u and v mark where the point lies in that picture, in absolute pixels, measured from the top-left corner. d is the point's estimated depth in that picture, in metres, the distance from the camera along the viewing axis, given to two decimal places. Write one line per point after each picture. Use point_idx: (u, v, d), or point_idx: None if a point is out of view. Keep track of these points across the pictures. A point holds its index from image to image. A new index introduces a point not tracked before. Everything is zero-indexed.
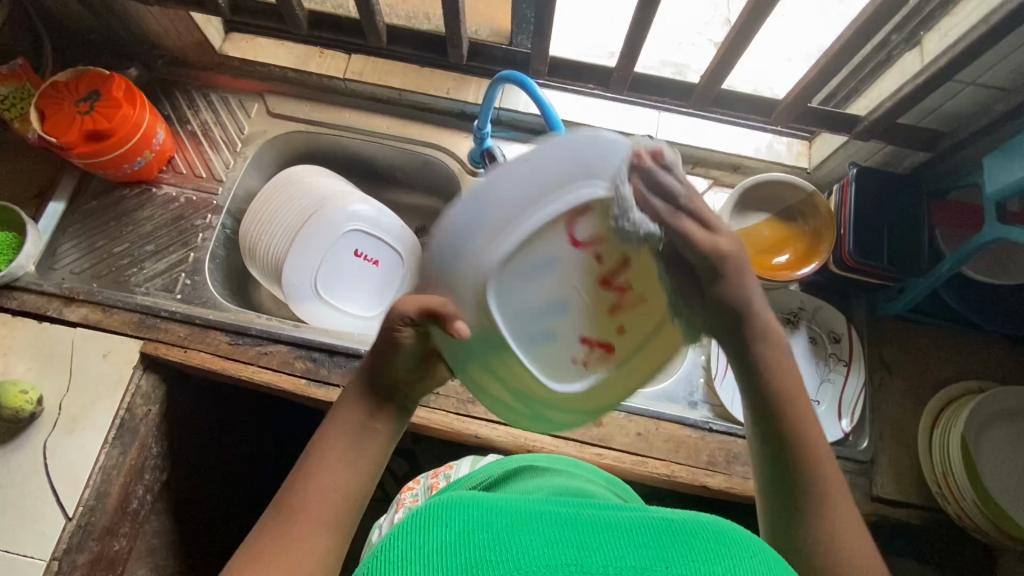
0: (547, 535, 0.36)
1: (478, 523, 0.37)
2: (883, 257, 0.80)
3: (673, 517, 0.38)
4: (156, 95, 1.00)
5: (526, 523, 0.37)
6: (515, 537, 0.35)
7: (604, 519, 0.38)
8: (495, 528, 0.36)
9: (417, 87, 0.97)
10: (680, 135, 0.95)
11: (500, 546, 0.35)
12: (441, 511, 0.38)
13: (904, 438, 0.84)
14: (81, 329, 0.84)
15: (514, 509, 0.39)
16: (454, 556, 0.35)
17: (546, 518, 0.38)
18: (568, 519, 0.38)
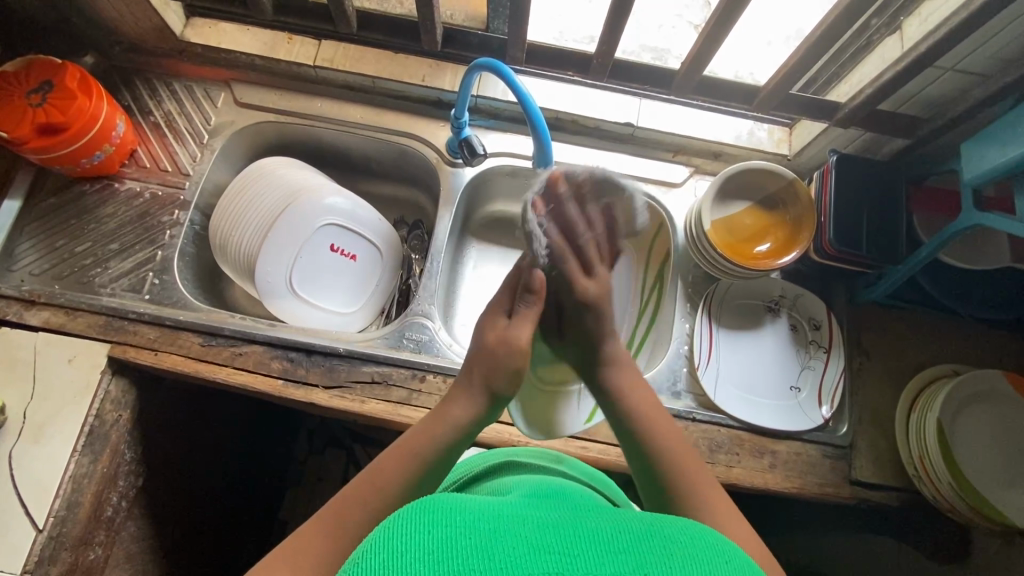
0: (531, 539, 0.35)
1: (459, 528, 0.36)
2: (862, 245, 0.80)
3: (652, 522, 0.38)
4: (115, 85, 0.95)
5: (508, 527, 0.36)
6: (498, 543, 0.34)
7: (586, 524, 0.37)
8: (475, 533, 0.35)
9: (390, 74, 0.94)
10: (661, 122, 0.93)
11: (485, 553, 0.34)
12: (422, 516, 0.37)
13: (882, 422, 0.85)
14: (43, 334, 0.81)
15: (495, 512, 0.38)
16: (435, 564, 0.33)
17: (526, 522, 0.37)
18: (549, 524, 0.37)
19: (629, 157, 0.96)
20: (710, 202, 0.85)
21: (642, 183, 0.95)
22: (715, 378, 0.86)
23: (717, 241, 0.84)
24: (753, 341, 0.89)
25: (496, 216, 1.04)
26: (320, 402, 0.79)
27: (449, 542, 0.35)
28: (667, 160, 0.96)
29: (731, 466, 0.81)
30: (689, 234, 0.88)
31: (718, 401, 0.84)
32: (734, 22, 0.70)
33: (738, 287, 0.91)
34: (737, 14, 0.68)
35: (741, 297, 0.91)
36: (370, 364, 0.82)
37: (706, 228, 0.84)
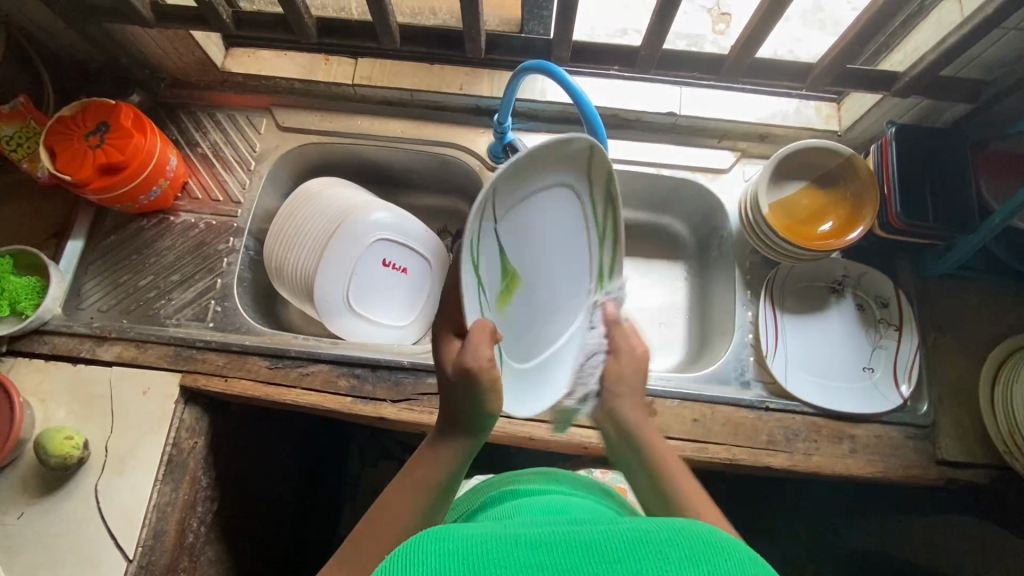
0: (521, 563, 0.34)
1: (457, 554, 0.35)
2: (928, 217, 0.77)
3: (649, 525, 0.36)
4: (162, 120, 0.97)
5: (500, 551, 0.35)
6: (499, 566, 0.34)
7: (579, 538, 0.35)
8: (473, 558, 0.34)
9: (429, 85, 0.94)
10: (703, 109, 0.92)
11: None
12: (424, 542, 0.36)
13: (964, 398, 0.82)
14: (117, 368, 0.83)
15: (493, 535, 0.37)
16: None
17: (523, 544, 0.35)
18: (543, 542, 0.36)
19: (674, 147, 0.95)
20: (765, 184, 0.83)
21: (688, 172, 0.94)
22: (784, 363, 0.84)
23: (777, 225, 0.82)
24: (819, 323, 0.87)
25: None
26: (390, 416, 0.80)
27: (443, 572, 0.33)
28: (712, 146, 0.95)
29: (810, 454, 0.79)
30: (744, 218, 0.86)
31: (790, 387, 0.82)
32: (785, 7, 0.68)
33: (799, 270, 0.89)
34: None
35: (802, 280, 0.89)
36: (436, 375, 0.82)
37: (764, 212, 0.82)
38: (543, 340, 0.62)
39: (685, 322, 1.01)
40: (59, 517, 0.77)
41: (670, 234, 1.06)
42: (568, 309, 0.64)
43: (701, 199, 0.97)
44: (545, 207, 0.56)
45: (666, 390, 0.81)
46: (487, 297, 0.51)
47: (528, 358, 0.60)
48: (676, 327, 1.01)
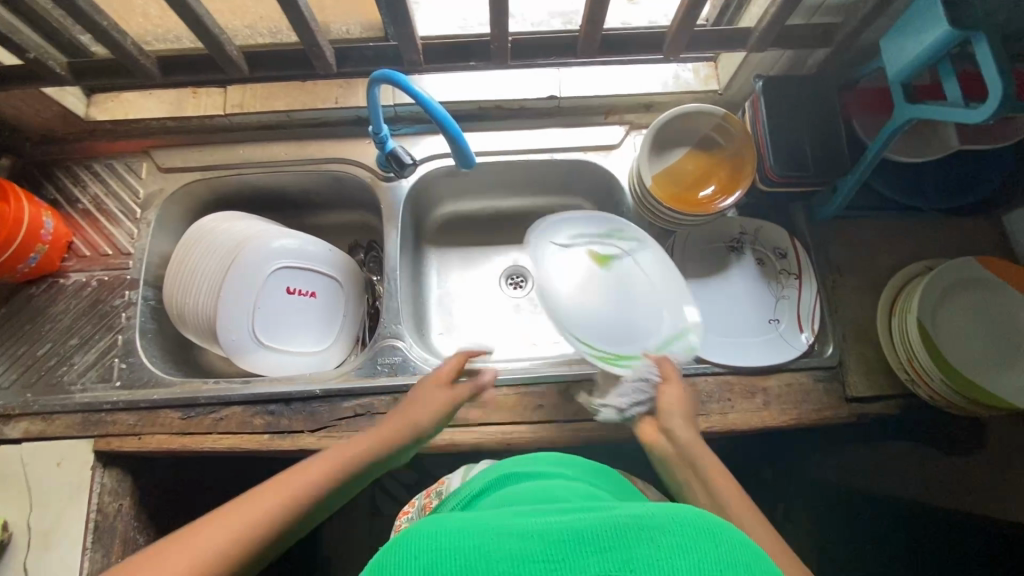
0: (513, 550, 0.37)
1: (445, 552, 0.37)
2: (804, 166, 0.78)
3: (641, 513, 0.40)
4: (37, 181, 0.94)
5: (493, 541, 0.38)
6: (494, 560, 0.37)
7: (571, 525, 0.39)
8: (463, 553, 0.37)
9: (303, 104, 0.92)
10: (583, 87, 0.92)
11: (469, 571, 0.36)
12: (413, 538, 0.39)
13: (867, 335, 0.84)
14: (26, 444, 0.81)
15: (483, 527, 0.40)
16: None
17: (513, 534, 0.39)
18: (541, 534, 0.39)
19: (561, 129, 0.95)
20: (646, 155, 0.83)
21: (579, 152, 0.94)
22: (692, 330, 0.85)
23: (662, 196, 0.82)
24: (722, 284, 0.88)
25: (451, 217, 1.08)
26: (310, 446, 0.80)
27: (432, 565, 0.37)
28: (599, 123, 0.94)
29: (726, 413, 0.80)
30: (634, 192, 0.86)
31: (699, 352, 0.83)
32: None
33: (697, 235, 0.90)
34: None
35: (701, 244, 0.90)
36: (351, 398, 0.82)
37: (648, 184, 0.82)
38: (629, 340, 0.80)
39: None
40: None
41: None
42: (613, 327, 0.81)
43: (601, 178, 0.97)
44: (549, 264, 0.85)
45: (580, 375, 0.83)
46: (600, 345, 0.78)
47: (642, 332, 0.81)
48: None
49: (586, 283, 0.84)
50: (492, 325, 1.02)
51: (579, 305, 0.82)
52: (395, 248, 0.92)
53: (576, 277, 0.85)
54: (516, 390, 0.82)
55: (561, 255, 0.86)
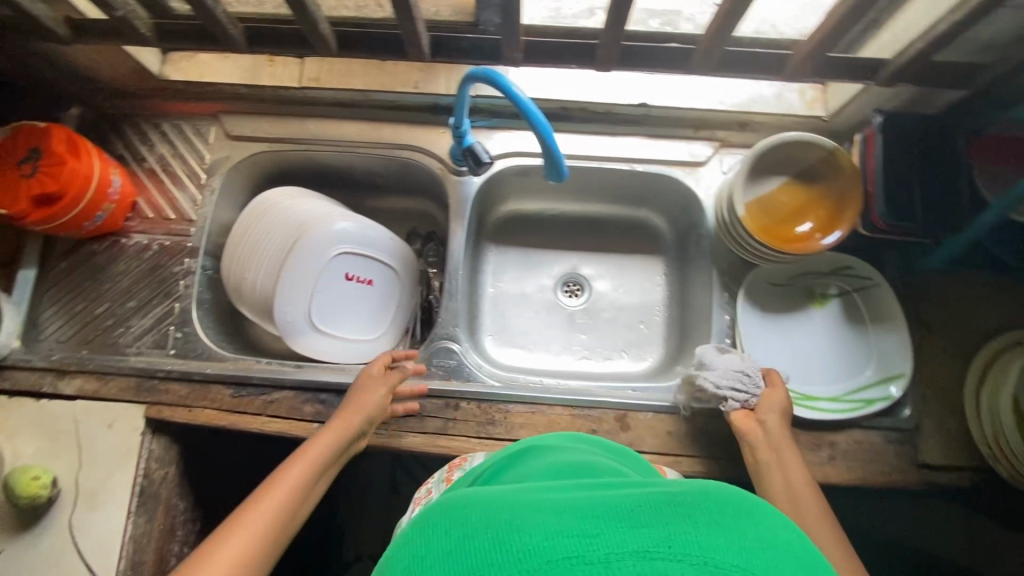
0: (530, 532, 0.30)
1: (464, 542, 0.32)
2: (914, 216, 0.72)
3: (677, 495, 0.32)
4: (105, 135, 0.92)
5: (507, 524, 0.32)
6: (505, 534, 0.30)
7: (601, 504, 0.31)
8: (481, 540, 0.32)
9: (381, 85, 0.88)
10: (677, 98, 0.86)
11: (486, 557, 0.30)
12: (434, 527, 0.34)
13: (949, 400, 0.79)
14: (80, 401, 0.82)
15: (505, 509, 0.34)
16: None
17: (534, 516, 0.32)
18: (564, 512, 0.31)
19: (646, 140, 0.89)
20: (741, 182, 0.78)
21: (661, 166, 0.89)
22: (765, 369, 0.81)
23: (753, 227, 0.77)
24: (799, 323, 0.84)
25: (514, 215, 1.04)
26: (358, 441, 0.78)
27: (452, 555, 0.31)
28: (688, 138, 0.88)
29: None
30: (721, 218, 0.82)
31: None
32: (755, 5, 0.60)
33: (783, 267, 0.84)
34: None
35: (784, 276, 0.85)
36: (402, 398, 0.80)
37: (740, 214, 0.76)
38: (824, 386, 0.81)
39: (664, 319, 0.98)
40: (35, 554, 0.77)
41: (653, 232, 1.01)
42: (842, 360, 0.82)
43: (681, 196, 0.91)
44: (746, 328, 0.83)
45: (640, 403, 0.80)
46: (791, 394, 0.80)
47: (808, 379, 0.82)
48: (655, 327, 0.98)
49: (758, 347, 0.82)
50: (545, 333, 0.99)
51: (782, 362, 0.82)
52: (459, 249, 0.89)
53: (773, 339, 0.83)
54: (571, 410, 0.79)
55: (774, 306, 0.84)
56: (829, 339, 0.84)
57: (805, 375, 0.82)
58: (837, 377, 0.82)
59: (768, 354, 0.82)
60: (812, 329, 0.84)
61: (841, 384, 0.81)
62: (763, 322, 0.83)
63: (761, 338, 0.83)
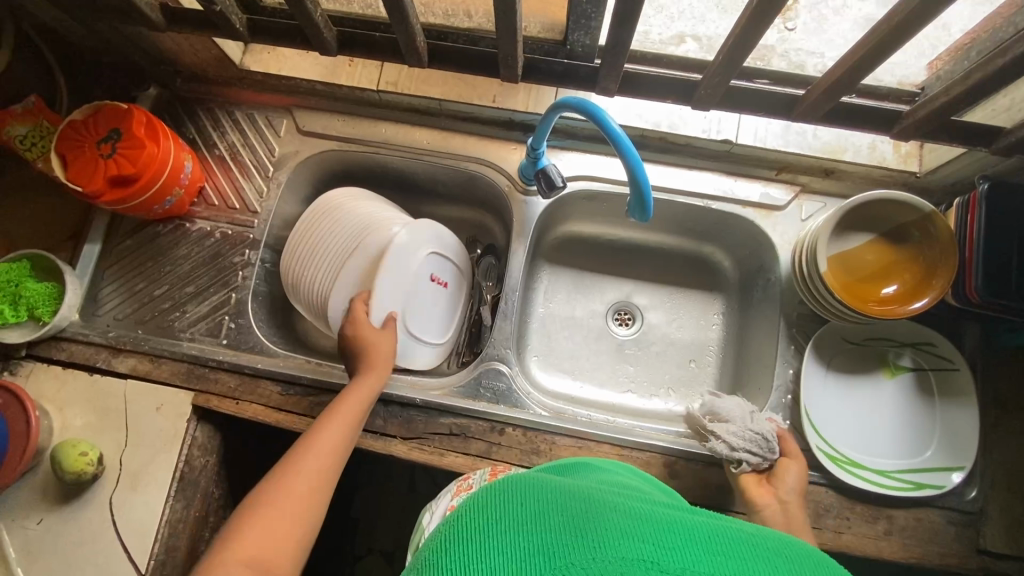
0: (624, 527, 0.35)
1: (556, 509, 0.37)
2: (1011, 293, 0.68)
3: (748, 533, 0.37)
4: (179, 117, 0.92)
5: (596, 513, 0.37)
6: (591, 523, 0.35)
7: (680, 522, 0.37)
8: (570, 512, 0.37)
9: (459, 96, 0.86)
10: (763, 139, 0.83)
11: (578, 530, 0.35)
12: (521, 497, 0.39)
13: (1019, 486, 0.75)
14: (131, 381, 0.82)
15: (589, 498, 0.39)
16: (530, 544, 0.35)
17: (621, 512, 0.37)
18: (645, 518, 0.37)
19: (724, 177, 0.86)
20: (826, 236, 0.74)
21: (736, 206, 0.85)
22: (820, 433, 0.77)
23: (834, 284, 0.74)
24: (865, 389, 0.80)
25: (571, 236, 1.01)
26: (400, 455, 0.77)
27: (539, 521, 0.36)
28: (769, 179, 0.85)
29: (840, 532, 0.73)
30: (797, 269, 0.78)
31: (826, 462, 0.75)
32: (879, 61, 0.57)
33: (853, 327, 0.80)
34: (888, 47, 0.54)
35: (853, 338, 0.81)
36: (448, 415, 0.79)
37: (823, 270, 0.73)
38: (880, 458, 0.77)
39: (717, 361, 0.95)
40: (75, 528, 0.78)
41: (715, 269, 0.98)
42: (903, 433, 0.78)
43: (752, 239, 0.88)
44: (806, 383, 0.79)
45: (690, 451, 0.77)
46: (843, 462, 0.76)
47: (866, 450, 0.77)
48: (707, 367, 0.95)
49: (816, 405, 0.78)
50: (592, 361, 0.96)
51: (839, 426, 0.78)
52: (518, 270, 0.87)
53: (833, 398, 0.79)
54: (618, 449, 0.77)
55: (839, 364, 0.80)
56: (895, 408, 0.79)
57: (864, 443, 0.78)
58: (897, 451, 0.77)
59: (826, 414, 0.78)
60: (875, 395, 0.80)
61: (900, 459, 0.76)
62: (824, 379, 0.80)
63: (822, 400, 0.79)
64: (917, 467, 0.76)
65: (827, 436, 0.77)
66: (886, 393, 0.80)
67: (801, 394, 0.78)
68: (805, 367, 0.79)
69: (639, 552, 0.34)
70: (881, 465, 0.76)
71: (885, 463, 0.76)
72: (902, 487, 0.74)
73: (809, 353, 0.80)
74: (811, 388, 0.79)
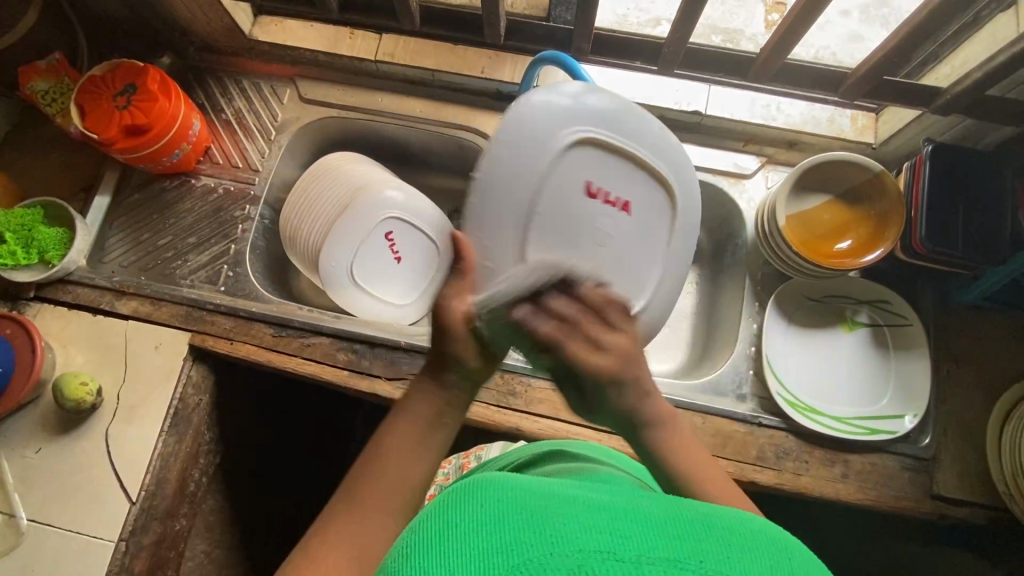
0: (580, 520, 0.32)
1: (511, 505, 0.34)
2: (956, 244, 0.73)
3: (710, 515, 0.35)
4: (190, 84, 0.99)
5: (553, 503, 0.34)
6: (546, 519, 0.32)
7: (641, 510, 0.34)
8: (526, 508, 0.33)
9: (450, 67, 0.93)
10: (732, 111, 0.89)
11: (536, 528, 0.32)
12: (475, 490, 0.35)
13: (969, 434, 0.79)
14: (132, 321, 0.87)
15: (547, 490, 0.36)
16: (485, 538, 0.32)
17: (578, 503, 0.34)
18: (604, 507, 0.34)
19: (695, 147, 0.92)
20: (785, 194, 0.80)
21: (709, 175, 0.91)
22: (781, 381, 0.81)
23: (791, 238, 0.79)
24: (824, 343, 0.85)
25: None
26: (383, 393, 0.82)
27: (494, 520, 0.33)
28: (738, 150, 0.91)
29: (798, 474, 0.77)
30: (758, 228, 0.84)
31: (785, 407, 0.79)
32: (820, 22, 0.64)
33: (813, 285, 0.85)
34: (823, 5, 0.61)
35: (813, 295, 0.86)
36: None
37: (781, 224, 0.79)
38: (838, 406, 0.81)
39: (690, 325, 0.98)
40: (70, 457, 0.82)
41: None
42: (861, 384, 0.82)
43: (721, 207, 0.94)
44: (769, 334, 0.84)
45: None
46: (802, 407, 0.80)
47: (825, 398, 0.81)
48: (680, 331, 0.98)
49: (778, 355, 0.83)
50: None
51: (800, 376, 0.83)
52: None
53: (794, 350, 0.84)
54: None
55: (801, 319, 0.85)
56: (853, 361, 0.83)
57: (822, 392, 0.82)
58: (854, 401, 0.81)
59: (787, 364, 0.83)
60: (835, 349, 0.84)
61: (857, 408, 0.81)
62: (786, 331, 0.85)
63: (783, 350, 0.84)
64: (873, 415, 0.80)
65: (787, 383, 0.82)
66: (845, 347, 0.84)
67: (764, 344, 0.83)
68: (769, 320, 0.84)
69: (599, 540, 0.31)
70: (838, 411, 0.80)
71: (843, 410, 0.80)
72: (858, 432, 0.78)
73: (771, 306, 0.85)
74: (774, 338, 0.84)
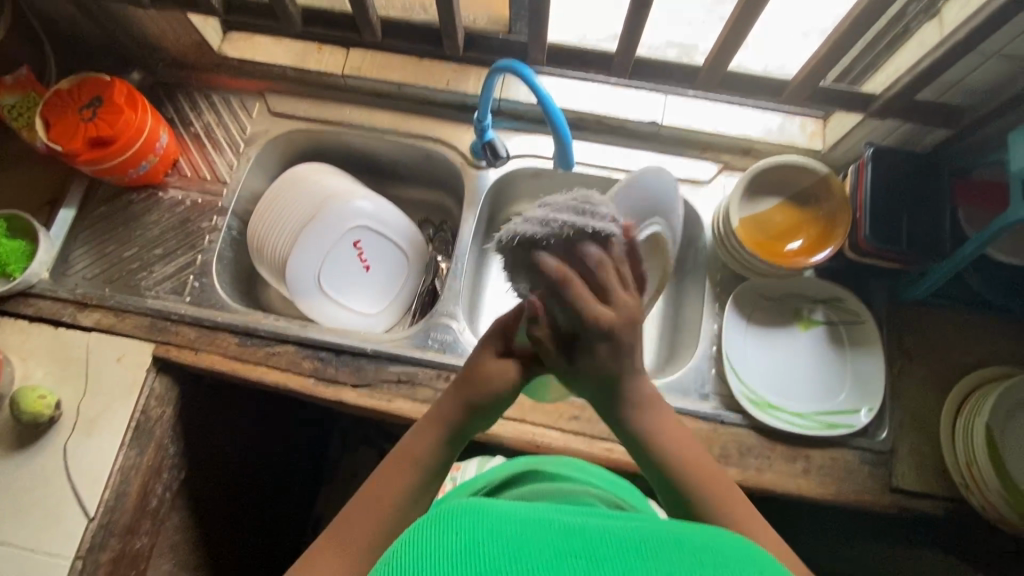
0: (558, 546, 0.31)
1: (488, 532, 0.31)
2: (901, 242, 0.76)
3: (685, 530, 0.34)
4: (159, 99, 1.00)
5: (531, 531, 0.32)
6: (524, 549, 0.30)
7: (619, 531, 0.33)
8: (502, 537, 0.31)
9: (416, 80, 0.96)
10: (687, 120, 0.92)
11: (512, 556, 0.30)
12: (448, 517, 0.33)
13: (925, 427, 0.81)
14: (94, 333, 0.86)
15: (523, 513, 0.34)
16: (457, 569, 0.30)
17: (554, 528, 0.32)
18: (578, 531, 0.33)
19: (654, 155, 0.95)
20: (738, 198, 0.83)
21: None
22: (743, 379, 0.83)
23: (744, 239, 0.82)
24: (783, 341, 0.87)
25: None
26: (349, 400, 0.82)
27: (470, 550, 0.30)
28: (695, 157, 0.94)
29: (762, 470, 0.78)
30: (715, 231, 0.87)
31: (746, 403, 0.81)
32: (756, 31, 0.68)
33: (770, 285, 0.88)
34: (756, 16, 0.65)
35: (771, 295, 0.88)
36: (396, 364, 0.84)
37: (734, 226, 0.82)
38: (795, 403, 0.83)
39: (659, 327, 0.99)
40: (27, 474, 0.80)
41: None
42: (818, 381, 0.84)
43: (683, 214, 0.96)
44: (730, 335, 0.86)
45: None
46: (762, 405, 0.82)
47: (784, 395, 0.83)
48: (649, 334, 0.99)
49: (738, 355, 0.85)
50: None
51: (760, 375, 0.84)
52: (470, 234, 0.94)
53: (754, 350, 0.86)
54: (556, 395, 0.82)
55: (760, 320, 0.87)
56: (810, 359, 0.86)
57: (781, 390, 0.84)
58: (812, 397, 0.83)
59: (747, 363, 0.85)
60: (793, 347, 0.86)
61: (815, 404, 0.82)
62: (746, 331, 0.87)
63: (743, 349, 0.85)
64: (830, 410, 0.82)
65: (748, 381, 0.83)
66: (803, 347, 0.86)
67: (725, 345, 0.85)
68: (729, 321, 0.86)
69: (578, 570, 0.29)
70: (797, 407, 0.82)
71: (801, 407, 0.82)
72: (816, 428, 0.80)
73: (731, 307, 0.87)
74: (734, 339, 0.85)
